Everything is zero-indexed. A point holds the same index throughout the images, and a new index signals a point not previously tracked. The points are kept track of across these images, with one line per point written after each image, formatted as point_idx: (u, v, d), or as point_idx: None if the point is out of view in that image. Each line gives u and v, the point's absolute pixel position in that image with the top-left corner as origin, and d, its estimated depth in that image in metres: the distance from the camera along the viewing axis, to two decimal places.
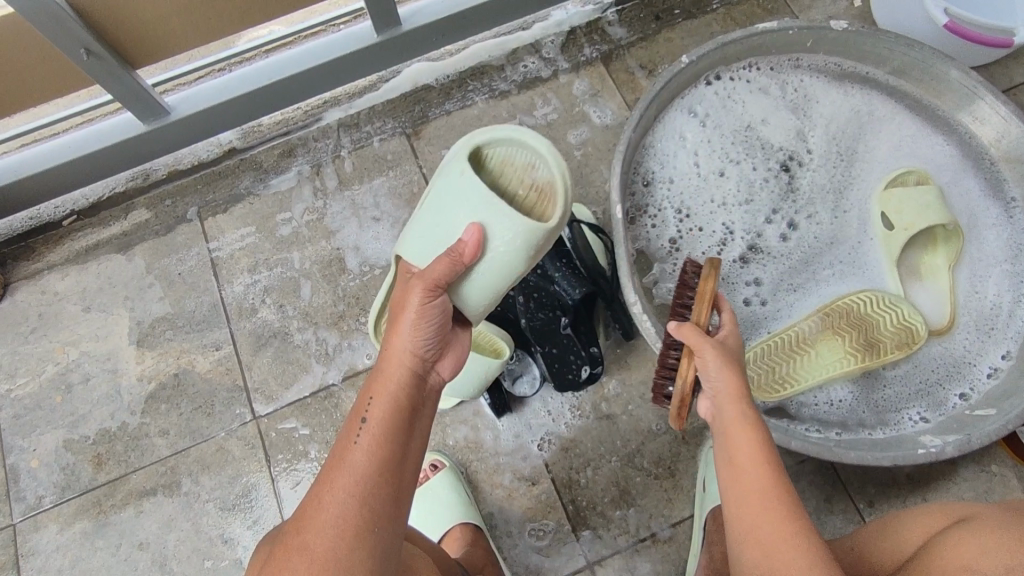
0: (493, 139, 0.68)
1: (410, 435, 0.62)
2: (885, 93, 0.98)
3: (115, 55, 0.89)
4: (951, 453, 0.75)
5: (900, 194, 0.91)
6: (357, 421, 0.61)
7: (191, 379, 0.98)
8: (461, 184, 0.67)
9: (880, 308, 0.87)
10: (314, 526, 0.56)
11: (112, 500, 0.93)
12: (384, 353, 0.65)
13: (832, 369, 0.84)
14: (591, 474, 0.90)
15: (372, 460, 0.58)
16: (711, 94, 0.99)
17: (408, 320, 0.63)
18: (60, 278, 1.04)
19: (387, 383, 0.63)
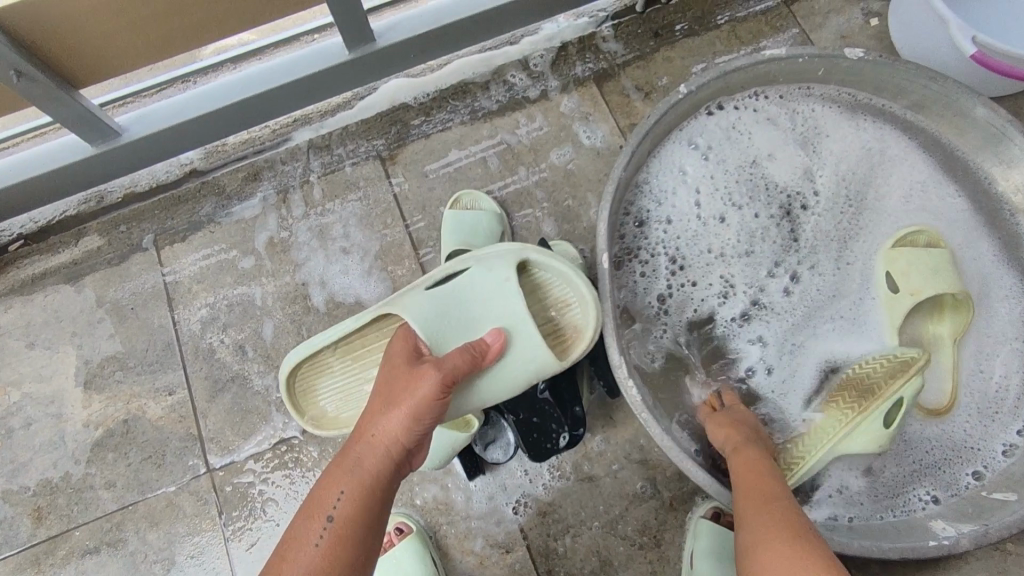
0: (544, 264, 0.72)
1: (375, 536, 0.56)
2: (896, 127, 0.90)
3: (52, 75, 0.80)
4: (967, 547, 0.67)
5: (908, 254, 0.82)
6: (321, 519, 0.54)
7: (141, 426, 0.91)
8: (502, 289, 0.68)
9: (870, 365, 0.81)
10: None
11: (52, 559, 0.86)
12: (357, 441, 0.58)
13: (831, 433, 0.75)
14: (570, 542, 0.83)
15: (332, 567, 0.52)
16: (713, 125, 0.91)
17: (404, 412, 0.57)
18: (3, 311, 0.97)
19: (361, 476, 0.56)
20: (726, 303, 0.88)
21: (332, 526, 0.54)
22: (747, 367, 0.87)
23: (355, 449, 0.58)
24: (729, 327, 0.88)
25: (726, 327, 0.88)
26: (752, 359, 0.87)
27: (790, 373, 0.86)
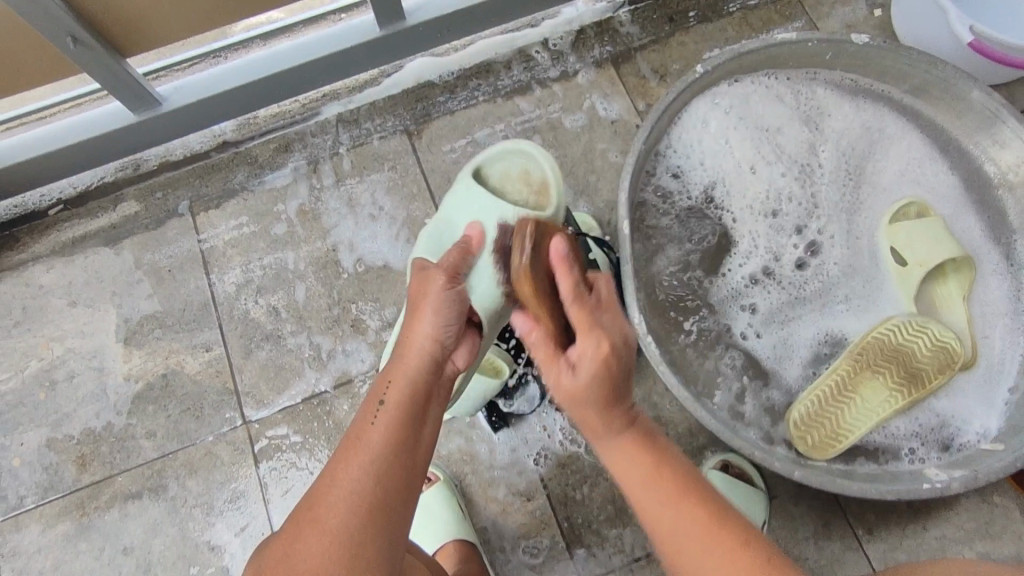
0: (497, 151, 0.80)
1: (424, 424, 0.61)
2: (894, 112, 0.96)
3: (105, 44, 0.85)
4: (957, 489, 0.74)
5: (907, 228, 0.89)
6: (376, 404, 0.60)
7: (180, 380, 0.96)
8: (465, 192, 0.78)
9: (911, 334, 0.84)
10: (328, 497, 0.53)
11: (96, 503, 0.91)
12: (402, 344, 0.64)
13: (882, 412, 0.81)
14: (587, 491, 0.89)
15: (389, 441, 0.57)
16: (734, 93, 0.96)
17: (430, 305, 0.64)
18: (45, 271, 1.01)
19: (403, 367, 0.62)
20: (747, 262, 0.93)
21: (384, 411, 0.59)
22: (742, 332, 0.91)
23: (399, 354, 0.63)
24: (732, 291, 0.93)
25: (735, 288, 0.93)
26: (743, 324, 0.91)
27: (792, 345, 0.91)
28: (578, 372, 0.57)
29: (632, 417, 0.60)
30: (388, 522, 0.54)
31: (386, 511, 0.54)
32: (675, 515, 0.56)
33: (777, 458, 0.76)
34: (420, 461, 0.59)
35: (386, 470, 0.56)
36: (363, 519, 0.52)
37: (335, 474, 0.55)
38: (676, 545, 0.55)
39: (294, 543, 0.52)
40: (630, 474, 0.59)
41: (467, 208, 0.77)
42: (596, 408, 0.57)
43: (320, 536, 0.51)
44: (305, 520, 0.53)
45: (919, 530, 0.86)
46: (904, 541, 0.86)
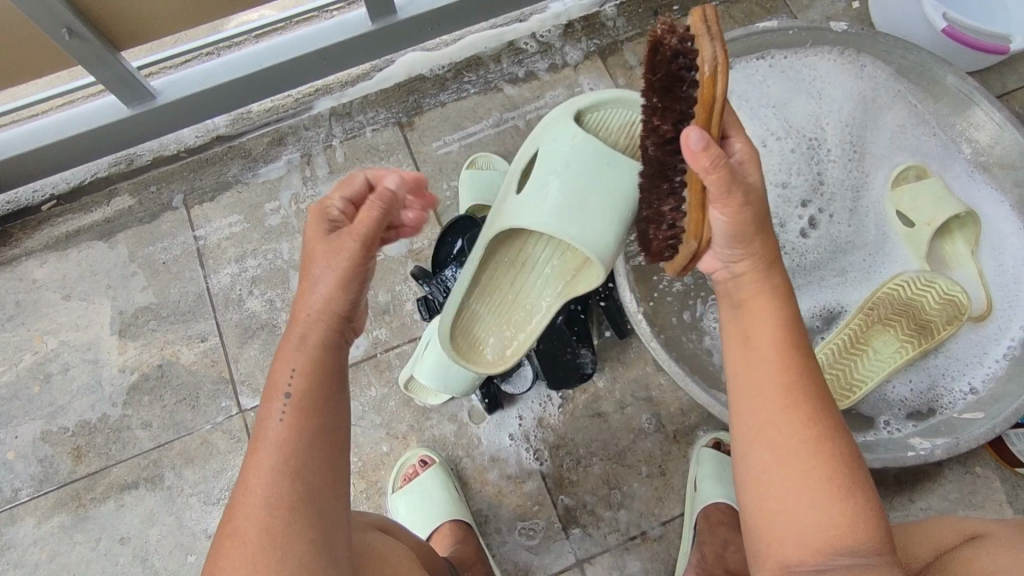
0: (596, 105, 0.78)
1: (337, 395, 0.54)
2: (890, 79, 0.97)
3: (100, 36, 0.86)
4: (940, 456, 0.76)
5: (911, 191, 0.93)
6: (273, 390, 0.52)
7: (175, 370, 0.96)
8: (572, 149, 0.75)
9: (919, 289, 0.88)
10: (244, 510, 0.48)
11: (92, 494, 0.91)
12: (293, 314, 0.54)
13: (890, 364, 0.86)
14: (582, 472, 0.90)
15: (299, 431, 0.50)
16: (732, 79, 0.98)
17: (329, 272, 0.53)
18: (38, 265, 1.01)
19: (305, 349, 0.53)
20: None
21: (291, 399, 0.51)
22: None
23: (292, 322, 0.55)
24: None
25: None
26: None
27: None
28: (750, 174, 0.53)
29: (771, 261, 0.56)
30: (313, 516, 0.48)
31: (307, 505, 0.48)
32: (793, 410, 0.52)
33: None
34: (341, 432, 0.53)
35: (303, 464, 0.49)
36: (282, 523, 0.47)
37: (246, 481, 0.49)
38: (771, 426, 0.52)
39: (218, 563, 0.48)
40: (756, 357, 0.54)
41: (578, 161, 0.74)
42: (756, 239, 0.54)
43: (242, 553, 0.47)
44: (224, 535, 0.48)
45: (906, 503, 0.88)
46: (892, 513, 0.88)
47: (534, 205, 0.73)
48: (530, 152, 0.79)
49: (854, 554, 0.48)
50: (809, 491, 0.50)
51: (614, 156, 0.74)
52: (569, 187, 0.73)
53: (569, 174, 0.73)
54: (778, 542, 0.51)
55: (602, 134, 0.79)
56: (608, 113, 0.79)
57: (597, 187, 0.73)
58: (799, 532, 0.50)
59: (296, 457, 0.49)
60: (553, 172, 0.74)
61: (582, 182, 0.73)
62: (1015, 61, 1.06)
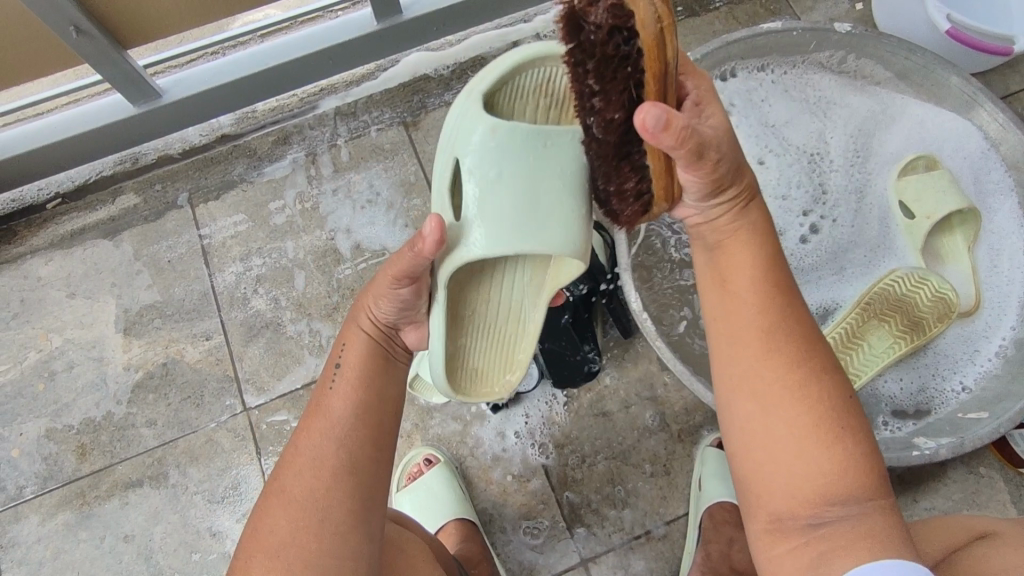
0: (512, 70, 0.59)
1: (392, 377, 0.60)
2: (889, 94, 0.98)
3: (106, 35, 0.86)
4: (944, 455, 0.76)
5: (916, 182, 0.94)
6: (333, 369, 0.59)
7: (180, 368, 0.96)
8: (502, 142, 0.58)
9: (912, 286, 0.88)
10: (292, 471, 0.54)
11: (96, 492, 0.91)
12: (356, 310, 0.62)
13: (884, 358, 0.87)
14: (586, 471, 0.90)
15: (349, 407, 0.56)
16: (734, 85, 0.99)
17: (372, 292, 0.59)
18: (43, 263, 1.01)
19: (358, 336, 0.61)
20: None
21: (343, 371, 0.58)
22: None
23: (354, 318, 0.62)
24: None
25: None
26: None
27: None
28: (709, 111, 0.49)
29: (746, 198, 0.54)
30: (353, 485, 0.53)
31: (349, 474, 0.54)
32: (779, 357, 0.51)
33: None
34: (388, 412, 0.58)
35: (349, 432, 0.55)
36: (324, 487, 0.52)
37: (297, 447, 0.55)
38: (754, 376, 0.52)
39: (264, 516, 0.53)
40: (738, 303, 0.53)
41: (516, 156, 0.58)
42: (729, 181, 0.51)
43: (286, 509, 0.52)
44: (271, 493, 0.54)
45: (910, 502, 0.88)
46: None
47: (491, 222, 0.58)
48: (450, 163, 0.61)
49: (846, 502, 0.49)
50: (798, 440, 0.50)
51: (552, 132, 0.58)
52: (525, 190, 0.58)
53: (514, 174, 0.58)
54: (770, 494, 0.52)
55: (521, 108, 0.62)
56: (519, 76, 0.60)
57: (549, 176, 0.59)
58: (789, 481, 0.50)
59: (345, 423, 0.55)
60: (495, 179, 0.58)
61: (531, 179, 0.58)
62: (1018, 62, 1.06)
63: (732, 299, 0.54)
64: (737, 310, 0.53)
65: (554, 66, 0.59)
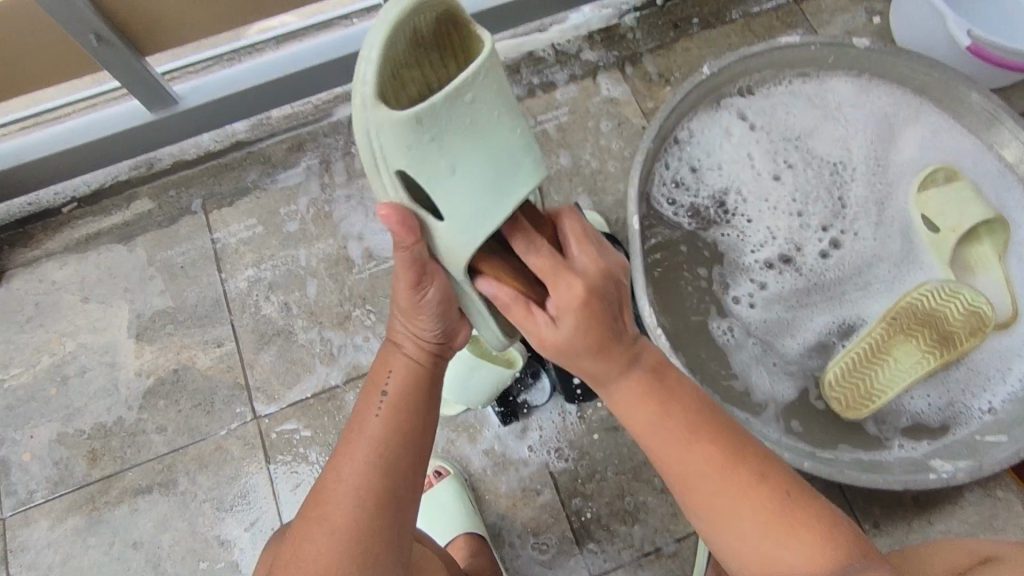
0: (384, 61, 0.50)
1: (432, 403, 0.60)
2: (904, 98, 0.98)
3: (127, 43, 0.87)
4: (962, 480, 0.77)
5: (939, 194, 0.93)
6: (377, 393, 0.58)
7: (191, 374, 0.96)
8: (432, 130, 0.52)
9: (945, 298, 0.87)
10: (332, 499, 0.53)
11: (106, 497, 0.91)
12: (395, 328, 0.62)
13: (914, 372, 0.84)
14: (597, 486, 0.89)
15: (394, 438, 0.55)
16: (754, 101, 1.00)
17: (406, 311, 0.59)
18: (58, 267, 1.02)
19: (399, 359, 0.60)
20: (762, 248, 0.96)
21: (388, 397, 0.57)
22: (737, 298, 0.95)
23: (393, 336, 0.61)
24: (754, 264, 0.96)
25: (747, 266, 0.96)
26: (745, 291, 0.95)
27: (799, 328, 0.94)
28: (560, 324, 0.53)
29: (638, 356, 0.55)
30: (396, 517, 0.54)
31: (392, 505, 0.54)
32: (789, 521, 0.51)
33: (784, 450, 0.78)
34: (428, 444, 0.58)
35: (393, 464, 0.54)
36: (370, 519, 0.52)
37: (336, 471, 0.54)
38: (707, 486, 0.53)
39: (302, 543, 0.52)
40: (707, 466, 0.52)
41: (457, 128, 0.52)
42: (586, 359, 0.54)
43: (324, 537, 0.51)
44: (307, 516, 0.53)
45: (926, 525, 0.87)
46: (911, 535, 0.87)
47: (469, 208, 0.54)
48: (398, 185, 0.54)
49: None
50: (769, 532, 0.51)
51: (468, 85, 0.52)
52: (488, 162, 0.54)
53: (466, 151, 0.53)
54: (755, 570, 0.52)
55: (416, 70, 0.53)
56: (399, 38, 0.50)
57: (501, 129, 0.54)
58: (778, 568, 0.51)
59: (386, 453, 0.55)
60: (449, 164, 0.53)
61: (478, 145, 0.53)
62: None
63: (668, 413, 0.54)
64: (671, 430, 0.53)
65: (420, 8, 0.50)
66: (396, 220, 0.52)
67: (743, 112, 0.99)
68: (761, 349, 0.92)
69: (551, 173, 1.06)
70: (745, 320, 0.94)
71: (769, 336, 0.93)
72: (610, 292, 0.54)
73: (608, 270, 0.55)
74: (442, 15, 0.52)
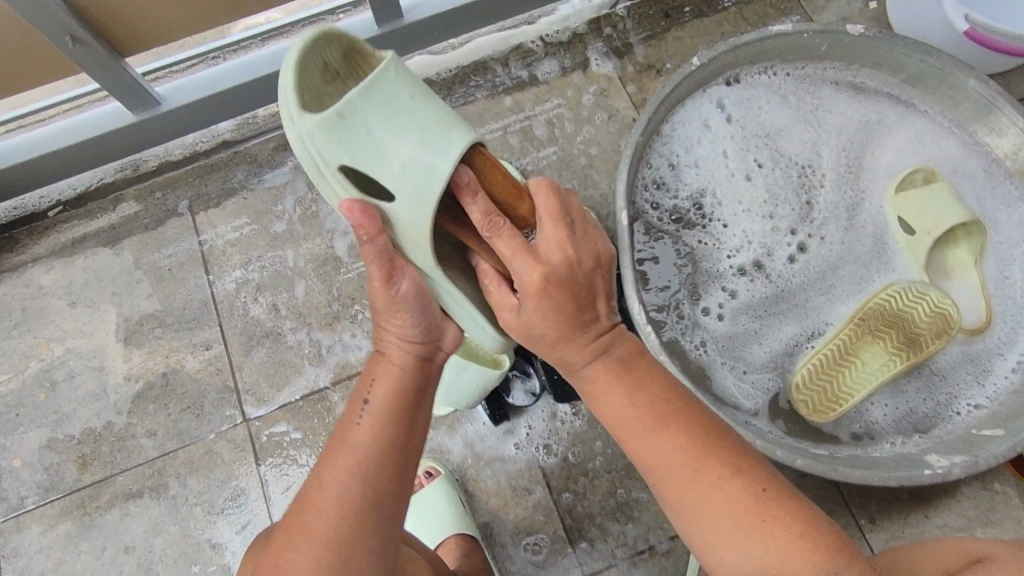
0: (298, 72, 0.54)
1: (418, 411, 0.58)
2: (890, 100, 0.98)
3: (104, 43, 0.85)
4: (958, 475, 0.75)
5: (916, 195, 0.91)
6: (358, 404, 0.56)
7: (180, 378, 0.96)
8: (363, 124, 0.55)
9: (911, 300, 0.86)
10: (314, 510, 0.52)
11: (97, 502, 0.91)
12: (380, 335, 0.60)
13: (881, 374, 0.83)
14: (588, 483, 0.89)
15: (374, 447, 0.54)
16: (737, 93, 0.98)
17: (388, 313, 0.58)
18: (45, 272, 1.01)
19: (387, 366, 0.58)
20: (737, 254, 0.95)
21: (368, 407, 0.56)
22: (706, 307, 0.93)
23: (380, 346, 0.60)
24: (726, 270, 0.94)
25: (721, 272, 0.94)
26: (715, 302, 0.93)
27: (765, 335, 0.92)
28: (525, 309, 0.53)
29: (606, 344, 0.55)
30: (376, 530, 0.52)
31: (373, 517, 0.52)
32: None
33: (776, 446, 0.77)
34: (411, 452, 0.57)
35: (375, 475, 0.53)
36: (350, 528, 0.51)
37: (322, 479, 0.53)
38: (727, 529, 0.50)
39: (282, 554, 0.51)
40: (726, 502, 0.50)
41: (386, 115, 0.55)
42: (551, 342, 0.54)
43: (308, 547, 0.51)
44: (294, 526, 0.52)
45: (922, 519, 0.86)
46: (907, 530, 0.86)
47: (417, 185, 0.55)
48: (344, 182, 0.56)
49: None
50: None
51: (386, 85, 0.56)
52: (425, 135, 0.55)
53: (396, 137, 0.55)
54: None
55: (338, 94, 0.58)
56: (303, 66, 0.54)
57: (430, 113, 0.57)
58: None
59: (369, 463, 0.53)
60: (390, 145, 0.55)
61: (415, 133, 0.55)
62: None
63: (688, 444, 0.51)
64: (686, 466, 0.51)
65: (324, 38, 0.55)
66: (353, 212, 0.54)
67: (723, 102, 0.98)
68: (726, 356, 0.91)
69: (541, 168, 1.04)
70: (712, 331, 0.92)
71: (745, 344, 0.91)
72: (579, 276, 0.53)
73: (576, 260, 0.53)
74: (346, 47, 0.57)
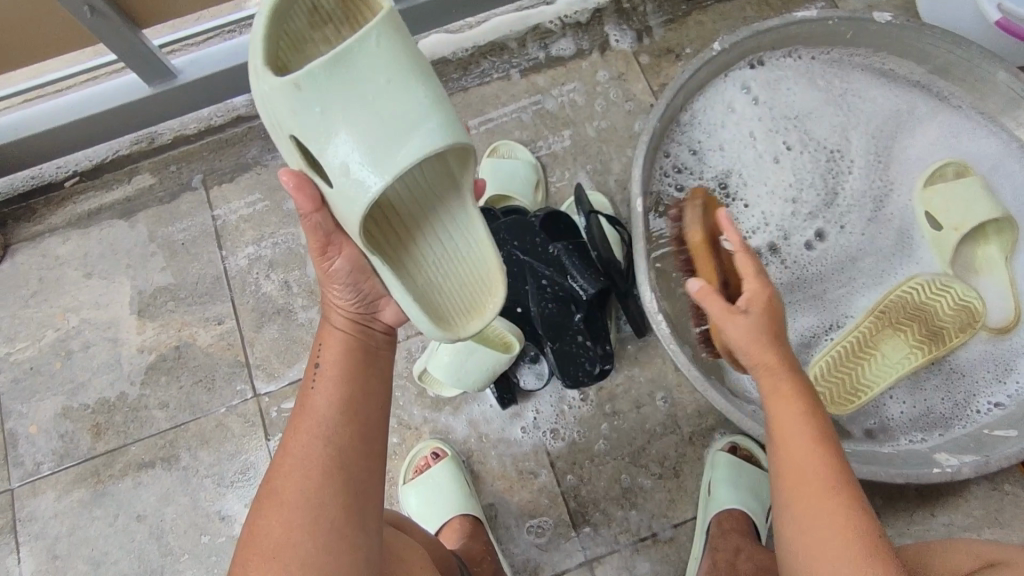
0: (271, 22, 0.55)
1: (374, 370, 0.61)
2: (923, 94, 0.95)
3: (121, 15, 0.85)
4: (967, 474, 0.75)
5: (945, 191, 0.88)
6: (311, 370, 0.59)
7: (192, 352, 0.97)
8: (316, 98, 0.53)
9: (933, 293, 0.85)
10: (283, 472, 0.54)
11: (111, 470, 0.93)
12: (325, 308, 0.62)
13: (901, 369, 0.83)
14: (593, 469, 0.89)
15: (331, 404, 0.56)
16: (759, 76, 0.96)
17: (327, 285, 0.60)
18: (61, 242, 1.02)
19: (332, 333, 0.61)
20: (754, 235, 0.94)
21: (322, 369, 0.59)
22: None
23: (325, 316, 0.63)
24: None
25: None
26: None
27: None
28: (751, 310, 0.58)
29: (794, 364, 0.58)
30: (343, 482, 0.54)
31: (339, 469, 0.54)
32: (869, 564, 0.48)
33: None
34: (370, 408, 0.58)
35: (337, 429, 0.56)
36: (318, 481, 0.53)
37: (285, 447, 0.55)
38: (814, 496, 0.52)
39: (261, 518, 0.53)
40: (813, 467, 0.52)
41: (346, 94, 0.54)
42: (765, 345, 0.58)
43: (278, 519, 0.52)
44: (265, 494, 0.54)
45: (927, 516, 0.86)
46: (913, 527, 0.86)
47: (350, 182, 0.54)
48: (291, 147, 0.56)
49: None
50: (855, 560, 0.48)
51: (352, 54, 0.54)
52: (378, 125, 0.54)
53: (352, 117, 0.54)
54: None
55: (317, 44, 0.58)
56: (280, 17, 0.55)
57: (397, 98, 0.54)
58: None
59: (330, 420, 0.56)
60: (334, 125, 0.54)
61: (370, 117, 0.54)
62: None
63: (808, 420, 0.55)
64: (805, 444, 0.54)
65: None
66: (294, 183, 0.55)
67: (748, 84, 0.96)
68: None
69: (556, 151, 1.03)
70: None
71: None
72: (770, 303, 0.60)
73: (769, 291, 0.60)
74: None
